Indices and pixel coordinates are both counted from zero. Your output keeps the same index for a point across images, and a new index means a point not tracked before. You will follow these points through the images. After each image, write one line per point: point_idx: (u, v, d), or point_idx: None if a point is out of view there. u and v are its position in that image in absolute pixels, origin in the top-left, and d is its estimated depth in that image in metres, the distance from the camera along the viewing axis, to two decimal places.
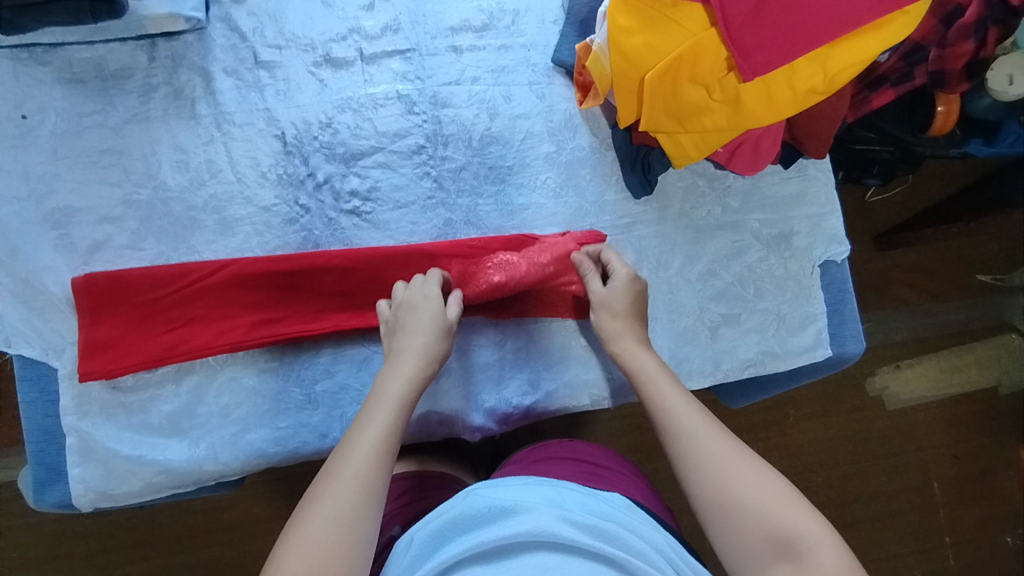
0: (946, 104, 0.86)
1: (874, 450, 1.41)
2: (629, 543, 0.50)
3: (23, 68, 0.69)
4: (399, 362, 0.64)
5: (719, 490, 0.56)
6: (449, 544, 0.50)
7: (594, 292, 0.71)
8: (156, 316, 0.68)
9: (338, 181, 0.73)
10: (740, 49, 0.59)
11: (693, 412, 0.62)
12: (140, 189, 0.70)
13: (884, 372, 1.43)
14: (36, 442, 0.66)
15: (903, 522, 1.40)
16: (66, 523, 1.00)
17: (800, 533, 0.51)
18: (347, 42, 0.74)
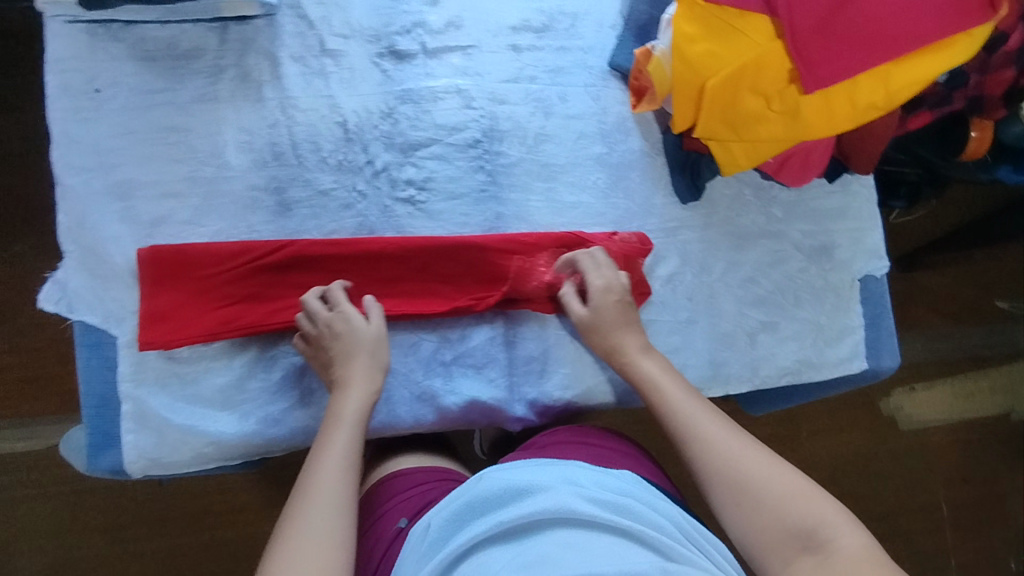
0: (980, 130, 0.88)
1: (884, 469, 1.41)
2: (647, 517, 0.56)
3: (98, 43, 0.70)
4: (347, 387, 0.66)
5: (741, 484, 0.60)
6: (470, 524, 0.55)
7: (579, 318, 0.72)
8: (212, 291, 0.69)
9: (395, 169, 0.75)
10: (805, 63, 0.61)
11: (707, 414, 0.67)
12: (205, 166, 0.71)
13: (899, 393, 1.44)
14: (92, 407, 0.68)
15: (910, 543, 1.41)
16: (84, 497, 1.01)
17: (822, 524, 0.56)
18: (411, 36, 0.76)
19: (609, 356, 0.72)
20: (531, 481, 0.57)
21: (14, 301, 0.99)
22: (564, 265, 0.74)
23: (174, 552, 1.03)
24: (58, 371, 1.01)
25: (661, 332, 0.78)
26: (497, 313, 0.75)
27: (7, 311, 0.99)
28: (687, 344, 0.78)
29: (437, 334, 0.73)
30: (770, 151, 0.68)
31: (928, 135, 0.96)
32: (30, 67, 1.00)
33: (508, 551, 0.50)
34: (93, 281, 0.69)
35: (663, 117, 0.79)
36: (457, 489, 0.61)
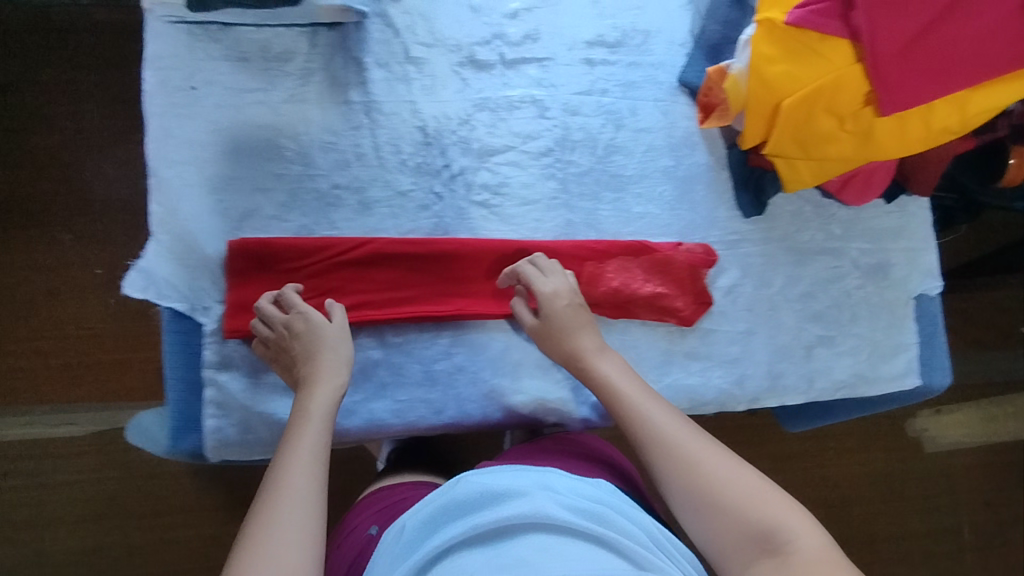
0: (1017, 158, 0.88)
1: (907, 490, 1.42)
2: (621, 525, 0.54)
3: (196, 43, 0.73)
4: (314, 382, 0.65)
5: (702, 486, 0.58)
6: (445, 526, 0.54)
7: (534, 330, 0.73)
8: (295, 285, 0.73)
9: (471, 173, 0.77)
10: (885, 86, 0.63)
11: (665, 414, 0.64)
12: (292, 165, 0.74)
13: (925, 415, 1.45)
14: (179, 393, 0.72)
15: (928, 564, 1.42)
16: (125, 484, 1.08)
17: (780, 526, 0.54)
18: (490, 46, 0.79)
19: (566, 361, 0.71)
20: (502, 487, 0.56)
21: (60, 287, 1.10)
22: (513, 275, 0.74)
23: (208, 540, 1.10)
24: (89, 353, 1.09)
25: (721, 342, 0.80)
26: None
27: (55, 296, 1.10)
28: (746, 354, 0.80)
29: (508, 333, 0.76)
30: (835, 168, 0.73)
31: (966, 162, 0.97)
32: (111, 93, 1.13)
33: (484, 553, 0.49)
34: (182, 269, 0.71)
35: (729, 134, 0.82)
36: (433, 492, 0.60)
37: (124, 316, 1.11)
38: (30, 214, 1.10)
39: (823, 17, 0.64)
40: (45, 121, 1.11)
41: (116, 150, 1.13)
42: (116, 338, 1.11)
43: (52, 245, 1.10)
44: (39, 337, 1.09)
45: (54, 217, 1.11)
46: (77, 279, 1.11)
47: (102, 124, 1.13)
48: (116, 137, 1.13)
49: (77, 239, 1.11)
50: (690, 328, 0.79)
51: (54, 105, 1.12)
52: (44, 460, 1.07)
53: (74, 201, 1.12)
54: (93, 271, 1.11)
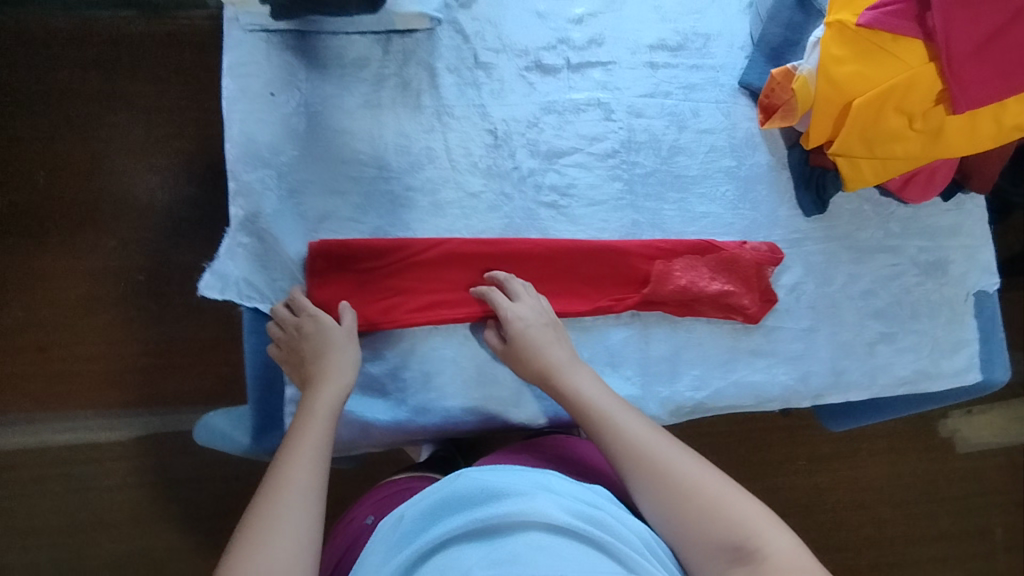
0: None
1: (941, 491, 1.42)
2: (615, 530, 0.55)
3: (274, 50, 0.75)
4: (322, 380, 0.67)
5: (680, 493, 0.59)
6: (445, 519, 0.54)
7: (503, 351, 0.73)
8: (373, 284, 0.74)
9: (539, 175, 0.79)
10: (959, 85, 0.65)
11: (640, 423, 0.65)
12: (367, 168, 0.76)
13: (956, 415, 1.45)
14: (260, 391, 0.74)
15: (963, 565, 1.42)
16: (166, 488, 1.12)
17: (752, 531, 0.56)
18: (556, 51, 0.81)
19: (536, 379, 0.71)
20: (500, 485, 0.57)
21: (104, 292, 1.13)
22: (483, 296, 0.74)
23: None
24: (133, 358, 1.13)
25: (786, 339, 0.81)
26: (633, 314, 0.78)
27: (99, 301, 1.13)
28: (810, 351, 0.81)
29: (577, 331, 0.77)
30: (901, 167, 0.73)
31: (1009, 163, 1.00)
32: (172, 103, 1.17)
33: (482, 547, 0.49)
34: (262, 271, 0.73)
35: (789, 134, 0.84)
36: (430, 486, 0.61)
37: (166, 321, 1.14)
38: (76, 221, 1.14)
39: (897, 17, 0.66)
40: (90, 130, 1.15)
41: (158, 157, 1.16)
42: (157, 342, 1.14)
43: (97, 252, 1.14)
44: (84, 343, 1.12)
45: (99, 224, 1.14)
46: (126, 283, 1.14)
47: (145, 133, 1.16)
48: (158, 144, 1.16)
49: (121, 245, 1.15)
50: (756, 325, 0.80)
51: (99, 114, 1.15)
52: (96, 465, 1.11)
53: (125, 210, 1.15)
54: (136, 277, 1.14)
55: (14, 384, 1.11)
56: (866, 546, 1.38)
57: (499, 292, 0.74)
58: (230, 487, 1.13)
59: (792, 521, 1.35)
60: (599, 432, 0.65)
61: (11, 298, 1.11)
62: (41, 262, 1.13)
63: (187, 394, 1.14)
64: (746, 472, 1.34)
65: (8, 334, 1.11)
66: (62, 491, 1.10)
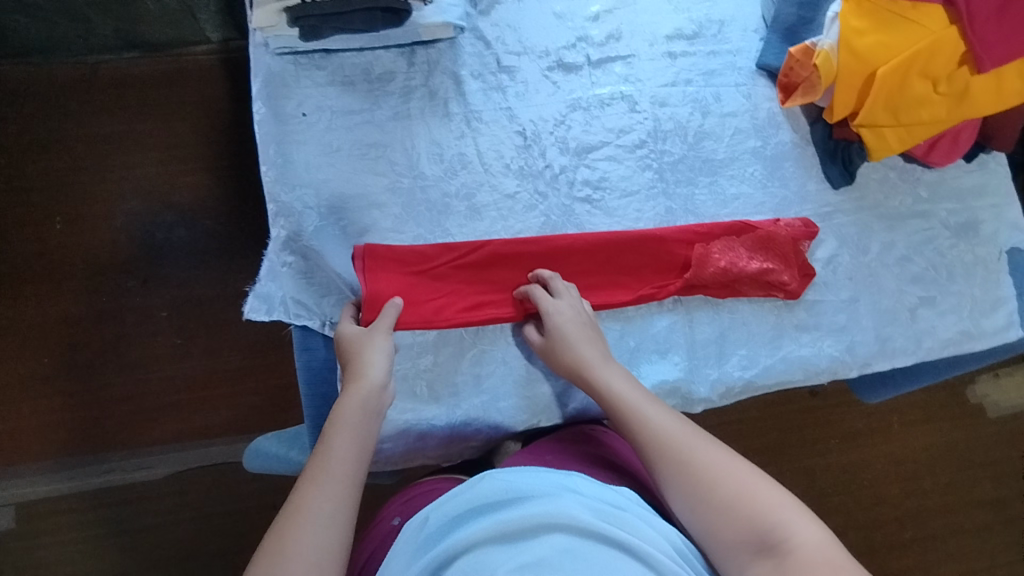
0: None
1: (977, 456, 1.43)
2: (642, 531, 0.53)
3: (303, 72, 0.77)
4: (355, 380, 0.65)
5: (699, 483, 0.57)
6: (472, 520, 0.54)
7: (535, 343, 0.73)
8: (423, 285, 0.74)
9: (571, 171, 0.80)
10: (980, 44, 0.67)
11: (662, 413, 0.64)
12: (403, 178, 0.77)
13: (984, 380, 1.46)
14: (314, 407, 0.73)
15: (1009, 532, 1.41)
16: (205, 522, 1.12)
17: (778, 523, 0.53)
18: (577, 49, 0.82)
19: (571, 372, 0.69)
20: (527, 489, 0.57)
21: (129, 331, 1.14)
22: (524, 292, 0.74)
23: None
24: (163, 395, 1.13)
25: (828, 312, 0.81)
26: (676, 300, 0.79)
27: (126, 342, 1.13)
28: (853, 322, 0.81)
29: (622, 322, 0.78)
30: (925, 132, 0.74)
31: None
32: (189, 137, 1.18)
33: (506, 550, 0.49)
34: (308, 288, 0.74)
35: (810, 111, 0.85)
36: (458, 487, 0.60)
37: (193, 355, 1.14)
38: (97, 263, 1.15)
39: None
40: (105, 174, 1.16)
41: (177, 194, 1.17)
42: (187, 377, 1.14)
43: (120, 295, 1.14)
44: (113, 384, 1.12)
45: (120, 265, 1.15)
46: (150, 319, 1.14)
47: (160, 169, 1.17)
48: (174, 179, 1.17)
49: (143, 284, 1.15)
50: (797, 301, 0.81)
51: (112, 157, 1.16)
52: (133, 505, 1.11)
53: (145, 247, 1.16)
54: (161, 314, 1.15)
55: (48, 431, 1.11)
56: (908, 520, 1.38)
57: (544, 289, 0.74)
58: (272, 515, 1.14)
59: (832, 501, 1.35)
60: (624, 420, 0.64)
61: (39, 345, 1.12)
62: (64, 308, 1.13)
63: (221, 424, 1.13)
64: (781, 455, 1.34)
65: (39, 382, 1.11)
66: (105, 534, 1.10)
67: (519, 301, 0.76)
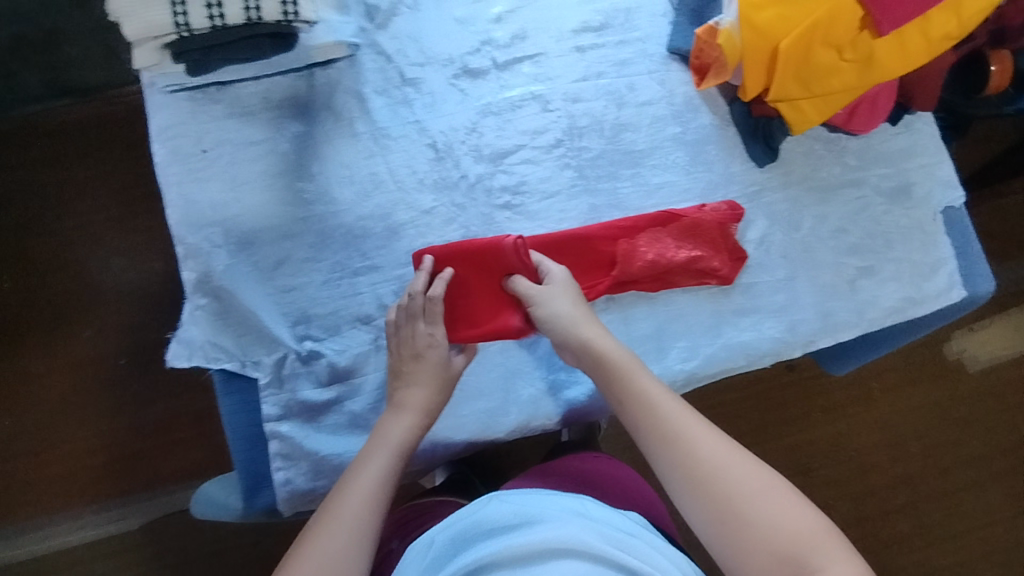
0: (999, 63, 0.88)
1: (960, 413, 1.40)
2: (652, 560, 0.55)
3: (199, 107, 0.74)
4: (400, 410, 0.67)
5: (728, 494, 0.56)
6: (479, 544, 0.55)
7: (531, 293, 0.71)
8: (489, 288, 0.74)
9: (488, 179, 0.78)
10: (877, 6, 0.65)
11: (685, 412, 0.62)
12: (314, 206, 0.75)
13: (958, 336, 1.43)
14: (243, 450, 0.71)
15: (1000, 488, 1.39)
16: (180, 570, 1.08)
17: (813, 547, 0.53)
18: (482, 53, 0.80)
19: (581, 348, 0.67)
20: (535, 511, 0.58)
21: (84, 385, 1.11)
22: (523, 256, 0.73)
23: None
24: (127, 445, 1.10)
25: (764, 293, 0.80)
26: (608, 299, 0.77)
27: (84, 395, 1.10)
28: (793, 301, 0.80)
29: None
30: (840, 101, 0.73)
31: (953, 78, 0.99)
32: (117, 182, 1.14)
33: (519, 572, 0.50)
34: (226, 330, 0.72)
35: (726, 90, 0.83)
36: (462, 508, 0.62)
37: (156, 400, 1.11)
38: (53, 318, 1.12)
39: None
40: (43, 228, 1.13)
41: (114, 243, 1.13)
42: (148, 425, 1.10)
43: (72, 348, 1.11)
44: (76, 438, 1.09)
45: (69, 318, 1.12)
46: (104, 370, 1.11)
47: (100, 218, 1.14)
48: (115, 227, 1.14)
49: (96, 334, 1.12)
50: (732, 285, 0.79)
51: (48, 209, 1.13)
52: (110, 560, 1.07)
53: (92, 296, 1.13)
54: (115, 364, 1.12)
55: (18, 493, 1.08)
56: (897, 485, 1.36)
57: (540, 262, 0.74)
58: (248, 557, 1.08)
59: (822, 474, 1.34)
60: (642, 417, 0.62)
61: None
62: (18, 366, 1.10)
63: (189, 467, 1.10)
64: (764, 435, 1.33)
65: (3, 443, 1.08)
66: None
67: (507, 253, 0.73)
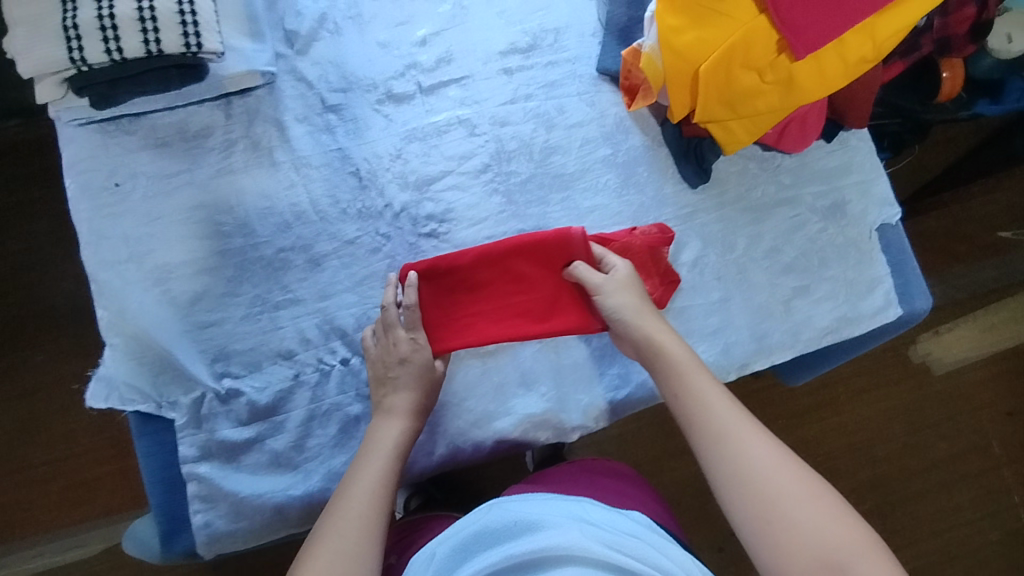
0: (950, 70, 0.91)
1: (927, 417, 1.34)
2: (654, 560, 0.54)
3: (112, 140, 0.72)
4: (391, 415, 0.68)
5: (771, 494, 0.58)
6: (479, 554, 0.56)
7: (593, 283, 0.73)
8: (512, 288, 0.75)
9: (413, 207, 0.76)
10: (791, 30, 0.64)
11: (735, 412, 0.64)
12: (233, 238, 0.73)
13: (924, 338, 1.36)
14: (159, 494, 0.69)
15: (968, 489, 1.33)
16: None
17: (849, 552, 0.54)
18: (406, 78, 0.79)
19: (642, 344, 0.70)
20: (536, 517, 0.58)
21: (38, 411, 1.07)
22: (586, 253, 0.75)
23: None
24: (78, 471, 1.06)
25: (697, 317, 0.78)
26: None
27: (35, 422, 1.06)
28: (725, 324, 0.79)
29: (483, 357, 0.76)
30: (769, 121, 0.71)
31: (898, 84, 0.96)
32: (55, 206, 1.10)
33: None
34: (142, 370, 0.70)
35: (659, 110, 0.82)
36: (463, 519, 0.63)
37: (111, 424, 1.08)
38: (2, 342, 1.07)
39: None
40: None
41: (61, 275, 1.09)
42: (101, 450, 1.07)
43: (23, 372, 1.07)
44: (29, 466, 1.06)
45: (19, 343, 1.08)
46: (60, 394, 1.08)
47: (50, 241, 1.10)
48: (61, 252, 1.10)
49: (49, 358, 1.08)
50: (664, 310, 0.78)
51: None
52: None
53: (41, 321, 1.09)
54: (74, 386, 1.08)
55: None
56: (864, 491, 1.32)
57: (597, 258, 0.75)
58: None
59: None
60: (692, 413, 0.65)
61: None
62: None
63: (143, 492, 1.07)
64: None
65: None
66: None
67: (572, 250, 0.74)
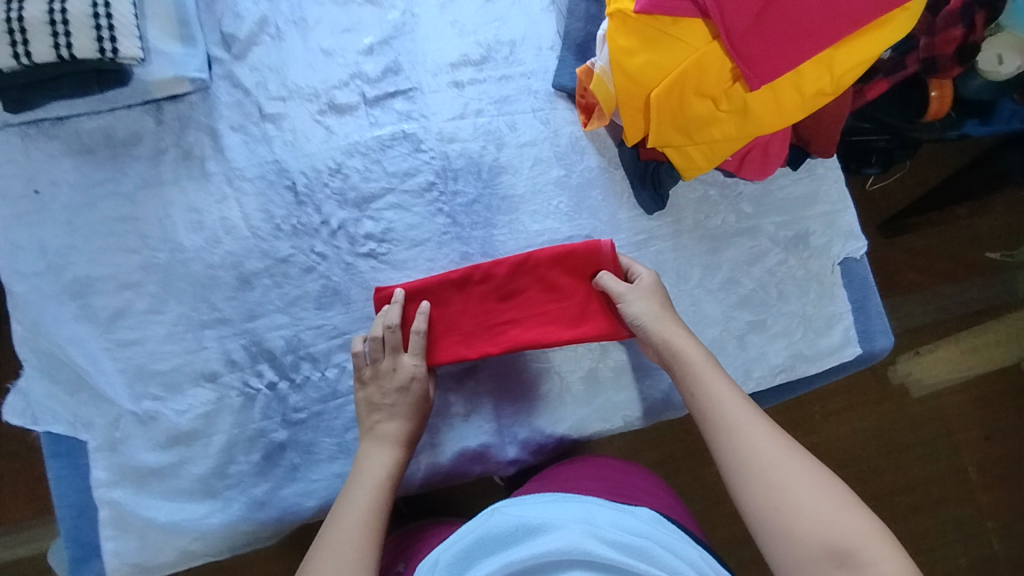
0: (938, 89, 0.84)
1: (905, 440, 1.27)
2: (663, 561, 0.50)
3: (32, 144, 0.69)
4: (381, 441, 0.65)
5: (783, 485, 0.53)
6: (486, 560, 0.51)
7: (614, 287, 0.68)
8: (546, 298, 0.70)
9: (352, 225, 0.73)
10: (745, 60, 0.60)
11: (746, 407, 0.60)
12: (157, 253, 0.70)
13: (905, 359, 1.29)
14: (71, 518, 0.67)
15: (940, 514, 1.26)
16: None
17: (862, 542, 0.49)
18: (350, 87, 0.75)
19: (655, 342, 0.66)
20: (540, 519, 0.54)
21: None
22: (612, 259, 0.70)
23: None
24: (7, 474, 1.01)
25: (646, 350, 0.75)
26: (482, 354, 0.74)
27: None
28: None
29: None
30: (726, 149, 0.67)
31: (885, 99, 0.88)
32: None
33: None
34: (56, 389, 0.67)
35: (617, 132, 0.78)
36: (466, 523, 0.57)
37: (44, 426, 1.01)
38: None
39: None
40: None
41: None
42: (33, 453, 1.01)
43: None
44: None
45: None
46: None
47: None
48: None
49: None
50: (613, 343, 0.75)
51: None
52: None
53: None
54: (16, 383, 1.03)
55: None
56: None
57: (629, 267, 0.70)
58: None
59: None
60: (703, 409, 0.61)
61: None
62: None
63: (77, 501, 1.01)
64: None
65: None
66: None
67: (602, 258, 0.69)
